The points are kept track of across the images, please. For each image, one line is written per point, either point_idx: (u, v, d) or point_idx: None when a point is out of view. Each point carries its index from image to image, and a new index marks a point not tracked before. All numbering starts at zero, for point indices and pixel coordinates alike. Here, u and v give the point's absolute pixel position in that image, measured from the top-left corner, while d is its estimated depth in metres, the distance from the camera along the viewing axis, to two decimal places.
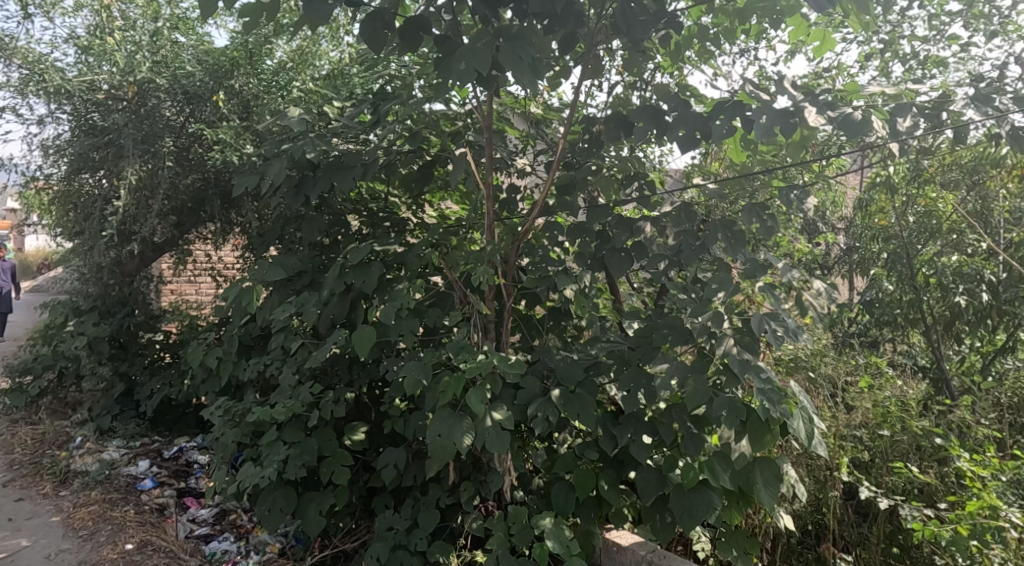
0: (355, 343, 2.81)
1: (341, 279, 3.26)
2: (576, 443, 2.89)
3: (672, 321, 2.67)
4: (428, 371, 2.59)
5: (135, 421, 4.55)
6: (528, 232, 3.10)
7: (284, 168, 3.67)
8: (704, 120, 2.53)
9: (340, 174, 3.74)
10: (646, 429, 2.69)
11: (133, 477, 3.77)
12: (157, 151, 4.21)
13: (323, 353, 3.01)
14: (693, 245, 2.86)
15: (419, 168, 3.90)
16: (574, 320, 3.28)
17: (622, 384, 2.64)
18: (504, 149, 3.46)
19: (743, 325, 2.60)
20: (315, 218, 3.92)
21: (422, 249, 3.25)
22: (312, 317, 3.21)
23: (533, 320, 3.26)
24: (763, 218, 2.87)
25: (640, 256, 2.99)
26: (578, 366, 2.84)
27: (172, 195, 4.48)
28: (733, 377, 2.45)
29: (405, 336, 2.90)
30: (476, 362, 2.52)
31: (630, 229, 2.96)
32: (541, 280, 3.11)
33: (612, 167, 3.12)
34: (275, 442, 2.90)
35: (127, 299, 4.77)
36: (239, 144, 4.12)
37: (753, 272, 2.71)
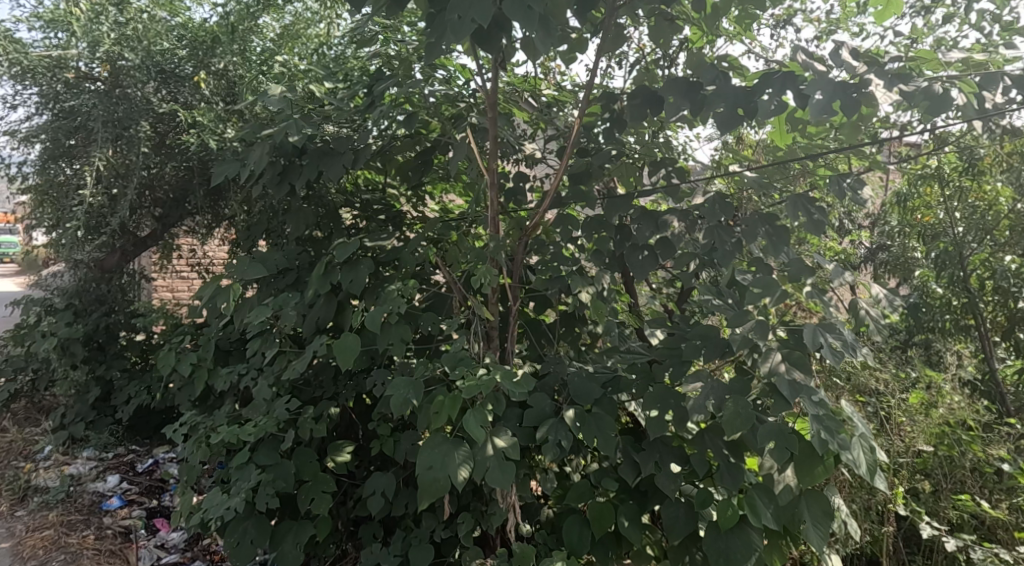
0: (338, 353, 2.44)
1: (326, 278, 2.89)
2: (591, 469, 2.52)
3: (705, 331, 2.29)
4: (419, 389, 2.21)
5: (110, 430, 4.20)
6: (537, 227, 2.69)
7: (266, 153, 3.29)
8: (748, 95, 2.12)
9: (328, 160, 3.37)
10: (674, 456, 2.32)
11: (100, 495, 3.42)
12: (132, 136, 3.86)
13: (303, 363, 2.64)
14: (727, 243, 2.52)
15: (416, 155, 3.52)
16: (588, 326, 2.89)
17: (647, 404, 2.27)
18: (511, 133, 3.09)
19: (791, 337, 2.21)
20: (301, 209, 3.54)
21: (417, 245, 2.87)
22: (291, 321, 2.84)
23: (543, 326, 2.87)
24: (810, 211, 2.47)
25: (666, 255, 2.62)
26: (595, 381, 2.46)
27: (149, 183, 4.14)
28: (781, 400, 2.06)
29: (396, 346, 2.53)
30: (475, 380, 2.14)
31: (654, 224, 2.58)
32: (553, 282, 2.69)
33: (633, 153, 2.74)
34: (246, 465, 2.53)
35: (105, 298, 4.36)
36: (219, 128, 3.77)
37: (799, 274, 2.32)
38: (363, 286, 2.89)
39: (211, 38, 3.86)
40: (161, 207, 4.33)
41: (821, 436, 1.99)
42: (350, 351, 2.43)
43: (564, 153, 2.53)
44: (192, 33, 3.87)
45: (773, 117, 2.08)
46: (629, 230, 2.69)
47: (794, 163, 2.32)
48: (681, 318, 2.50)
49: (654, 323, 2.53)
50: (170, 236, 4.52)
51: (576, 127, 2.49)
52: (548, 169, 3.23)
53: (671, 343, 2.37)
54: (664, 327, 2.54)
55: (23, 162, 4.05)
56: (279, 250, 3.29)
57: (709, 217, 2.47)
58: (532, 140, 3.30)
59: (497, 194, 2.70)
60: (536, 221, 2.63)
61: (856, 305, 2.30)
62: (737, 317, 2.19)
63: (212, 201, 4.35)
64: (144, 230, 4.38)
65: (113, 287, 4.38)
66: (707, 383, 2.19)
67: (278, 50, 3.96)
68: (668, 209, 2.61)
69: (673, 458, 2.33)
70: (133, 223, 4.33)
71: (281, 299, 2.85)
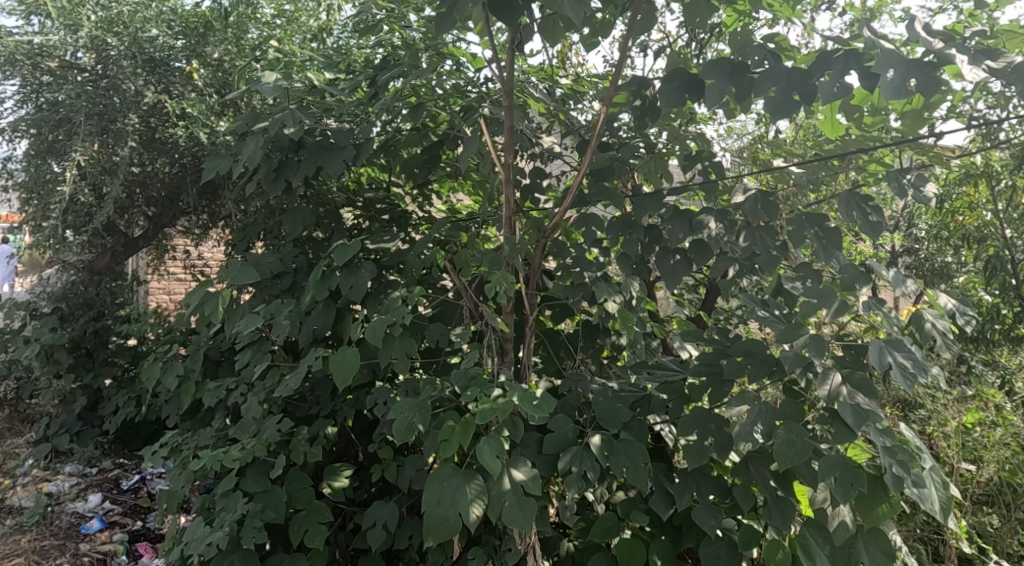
0: (335, 369, 2.16)
1: (323, 284, 2.62)
2: (617, 499, 2.25)
3: (748, 346, 2.03)
4: (425, 411, 1.94)
5: (96, 442, 3.96)
6: (556, 227, 2.41)
7: (260, 147, 3.03)
8: (804, 77, 1.83)
9: (327, 155, 3.11)
10: (713, 487, 2.05)
11: (78, 517, 3.19)
12: (120, 129, 3.61)
13: (297, 378, 2.38)
14: (771, 246, 2.24)
15: (423, 151, 3.26)
16: (611, 337, 2.64)
17: (684, 429, 2.00)
18: (527, 125, 2.82)
19: (851, 356, 1.93)
20: (299, 208, 3.27)
21: (424, 247, 2.61)
22: (285, 330, 2.57)
23: (562, 337, 2.60)
24: (866, 212, 2.20)
25: (702, 260, 2.33)
26: (623, 402, 2.20)
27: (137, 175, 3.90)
28: (844, 428, 1.79)
29: (400, 360, 2.26)
30: (491, 402, 1.87)
31: (688, 225, 2.31)
32: (574, 290, 2.37)
33: (664, 147, 2.47)
34: (233, 493, 2.27)
35: (93, 301, 4.09)
36: (211, 120, 3.49)
37: (854, 282, 2.05)
38: (364, 292, 2.63)
39: (203, 24, 3.61)
40: (156, 207, 4.05)
41: (895, 471, 1.72)
42: (348, 368, 2.16)
43: (589, 147, 2.27)
44: (182, 19, 3.61)
45: (838, 100, 1.78)
46: (661, 233, 2.42)
47: (855, 155, 2.04)
48: (720, 330, 2.23)
49: (689, 336, 2.25)
50: (164, 237, 4.27)
51: (603, 116, 2.22)
52: (567, 165, 2.96)
53: (709, 360, 2.11)
54: (700, 340, 2.27)
55: (9, 157, 3.76)
56: (274, 254, 3.03)
57: (751, 217, 2.21)
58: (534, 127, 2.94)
59: (514, 191, 2.41)
60: (556, 221, 2.37)
61: (921, 318, 2.03)
62: (786, 331, 1.93)
63: (208, 200, 4.08)
64: (137, 229, 4.14)
65: (101, 290, 4.09)
66: (755, 406, 1.92)
67: (275, 34, 3.64)
68: (703, 208, 2.34)
69: (713, 489, 2.06)
70: (125, 223, 4.08)
71: (273, 307, 2.58)
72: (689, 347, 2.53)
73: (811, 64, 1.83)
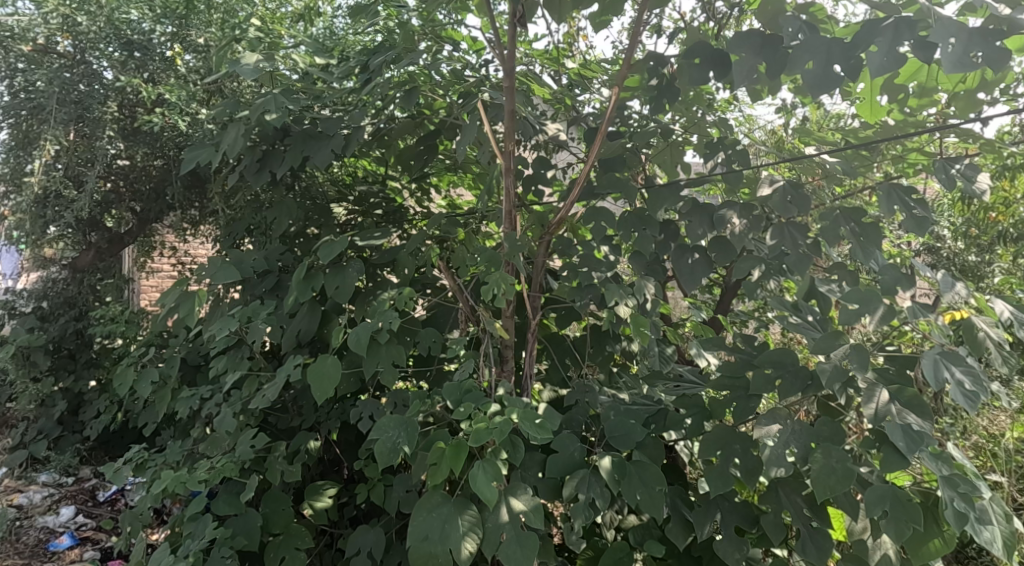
0: (314, 381, 1.94)
1: (306, 285, 2.39)
2: (629, 525, 2.03)
3: (779, 357, 1.80)
4: (412, 431, 1.71)
5: (75, 449, 3.74)
6: (561, 223, 2.17)
7: (242, 135, 2.80)
8: (847, 48, 1.59)
9: (314, 144, 2.88)
10: (737, 514, 1.82)
11: (48, 532, 3.00)
12: (98, 117, 3.40)
13: (275, 389, 2.15)
14: (801, 245, 2.02)
15: (419, 140, 3.02)
16: (620, 344, 2.40)
17: (704, 450, 1.77)
18: (530, 111, 2.59)
19: (898, 370, 1.69)
20: (284, 201, 3.03)
21: (416, 245, 2.39)
22: (263, 335, 2.34)
23: (567, 343, 2.38)
24: (910, 206, 1.95)
25: (723, 259, 2.10)
26: (635, 417, 1.97)
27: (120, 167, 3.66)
28: (894, 454, 1.55)
29: (387, 370, 2.03)
30: (486, 422, 1.64)
31: (709, 221, 2.10)
32: (581, 292, 2.13)
33: (681, 134, 2.23)
34: (202, 516, 2.05)
35: (76, 301, 3.86)
36: (191, 107, 3.25)
37: (896, 285, 1.82)
38: (351, 293, 2.41)
39: (185, 6, 3.39)
40: (139, 201, 3.79)
41: (957, 506, 1.49)
42: (328, 380, 1.93)
43: (598, 133, 2.03)
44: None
45: (888, 74, 1.53)
46: (678, 229, 2.18)
47: (901, 140, 1.80)
48: (744, 338, 1.99)
49: (710, 344, 2.02)
50: (151, 233, 4.01)
51: (616, 96, 1.98)
52: (573, 156, 2.73)
53: (733, 372, 1.88)
54: (722, 349, 2.03)
55: None
56: (257, 251, 2.79)
57: (780, 212, 1.98)
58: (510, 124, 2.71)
59: (515, 183, 2.17)
60: (561, 216, 2.13)
61: (974, 326, 1.79)
62: (824, 341, 1.69)
63: (196, 195, 3.80)
64: (127, 225, 3.83)
65: (84, 289, 3.86)
66: (787, 426, 1.68)
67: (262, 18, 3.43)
68: (726, 202, 2.11)
69: (738, 517, 1.83)
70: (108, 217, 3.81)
71: (250, 309, 2.36)
72: (708, 355, 2.30)
73: (854, 36, 1.59)
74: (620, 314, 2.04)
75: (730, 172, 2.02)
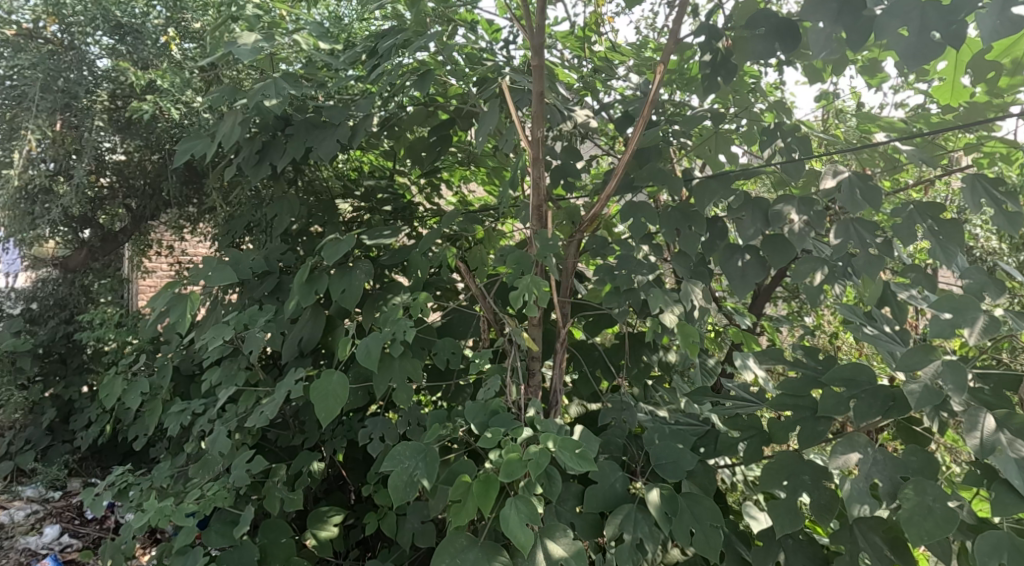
0: (317, 400, 1.69)
1: (309, 288, 2.15)
2: (674, 560, 1.79)
3: (851, 374, 1.56)
4: (431, 459, 1.48)
5: (64, 460, 3.51)
6: (596, 218, 1.93)
7: (239, 123, 2.56)
8: (948, 12, 1.34)
9: (318, 134, 2.63)
10: (803, 553, 1.59)
11: (31, 554, 2.77)
12: (87, 107, 3.19)
13: (274, 406, 1.92)
14: (870, 244, 1.77)
15: (431, 130, 2.78)
16: (657, 354, 2.16)
17: (767, 482, 1.54)
18: (557, 96, 2.34)
19: (998, 392, 1.45)
20: (286, 196, 2.79)
21: (430, 244, 2.16)
22: (261, 344, 2.10)
23: (599, 353, 2.14)
24: (998, 199, 1.69)
25: (779, 261, 1.85)
26: (683, 441, 1.74)
27: (112, 162, 3.43)
28: (1006, 493, 1.32)
29: (401, 387, 1.78)
30: (518, 451, 1.41)
31: (763, 217, 1.86)
32: (619, 297, 1.87)
33: (730, 121, 1.98)
34: (192, 550, 1.82)
35: (67, 302, 3.64)
36: (185, 94, 2.99)
37: (984, 290, 1.57)
38: (358, 297, 2.17)
39: None
40: (134, 197, 3.56)
41: None
42: (334, 399, 1.69)
43: (640, 119, 1.82)
44: None
45: (1000, 40, 1.28)
46: (726, 226, 1.94)
47: (985, 122, 1.56)
48: (807, 350, 1.74)
49: (767, 358, 1.77)
50: (152, 229, 3.72)
51: (661, 77, 1.80)
52: (602, 147, 2.49)
53: (797, 391, 1.64)
54: (780, 362, 1.79)
55: None
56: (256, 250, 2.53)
57: (847, 207, 1.74)
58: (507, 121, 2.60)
59: (544, 175, 1.93)
60: (595, 213, 1.90)
61: None
62: (911, 357, 1.45)
63: (193, 190, 3.56)
64: (121, 223, 3.62)
65: (76, 290, 3.64)
66: (868, 455, 1.44)
67: None
68: (782, 196, 1.87)
69: (804, 558, 1.59)
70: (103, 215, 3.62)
71: (247, 315, 2.12)
72: (754, 366, 2.06)
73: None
74: (665, 322, 1.79)
75: (789, 161, 1.78)
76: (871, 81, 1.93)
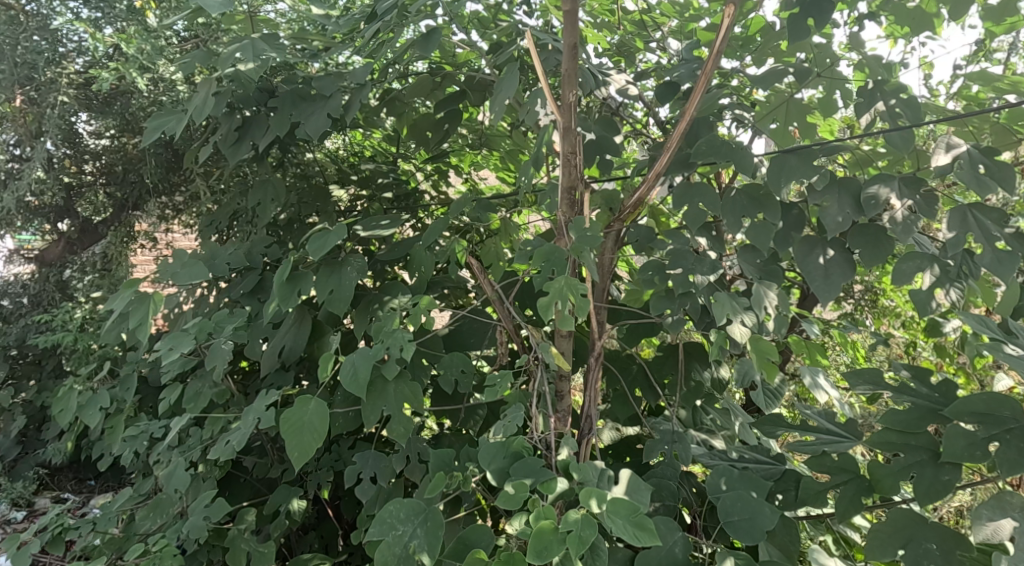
0: (291, 435, 1.33)
1: (291, 288, 1.75)
2: None
3: (988, 408, 1.18)
4: (436, 524, 1.12)
5: (33, 474, 3.14)
6: (642, 203, 1.54)
7: (213, 94, 2.17)
8: None
9: (306, 107, 2.24)
10: None
11: None
12: (49, 80, 2.81)
13: (242, 435, 1.56)
14: (999, 237, 1.38)
15: (438, 105, 2.40)
16: (708, 370, 1.79)
17: (879, 552, 1.16)
18: (589, 60, 1.94)
19: None
20: (270, 180, 2.40)
21: (436, 235, 1.78)
22: (229, 357, 1.74)
23: (641, 368, 1.78)
24: None
25: (875, 257, 1.47)
26: (757, 487, 1.37)
27: (96, 148, 3.08)
28: None
29: (395, 417, 1.40)
30: (551, 517, 1.05)
31: (853, 202, 1.48)
32: (671, 302, 1.49)
33: (810, 84, 1.59)
34: None
35: (41, 299, 3.18)
36: (157, 65, 2.62)
37: None
38: (349, 300, 1.80)
39: None
40: (112, 184, 3.16)
41: None
42: (312, 434, 1.32)
43: (699, 84, 1.44)
44: None
45: None
46: (804, 214, 1.56)
47: None
48: (915, 373, 1.35)
49: (862, 382, 1.38)
50: (134, 216, 3.16)
51: (729, 30, 1.41)
52: (639, 123, 2.09)
53: (907, 427, 1.26)
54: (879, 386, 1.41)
55: None
56: (233, 244, 2.16)
57: (970, 190, 1.35)
58: (526, 94, 2.22)
59: (578, 149, 1.54)
60: (640, 198, 1.53)
61: None
62: None
63: (179, 177, 3.15)
64: (102, 214, 3.23)
65: (49, 285, 3.18)
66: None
67: None
68: (877, 174, 1.48)
69: None
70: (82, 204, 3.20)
71: (212, 322, 1.76)
72: (826, 386, 1.74)
73: None
74: (733, 337, 1.40)
75: (895, 130, 1.38)
76: (990, 30, 1.53)
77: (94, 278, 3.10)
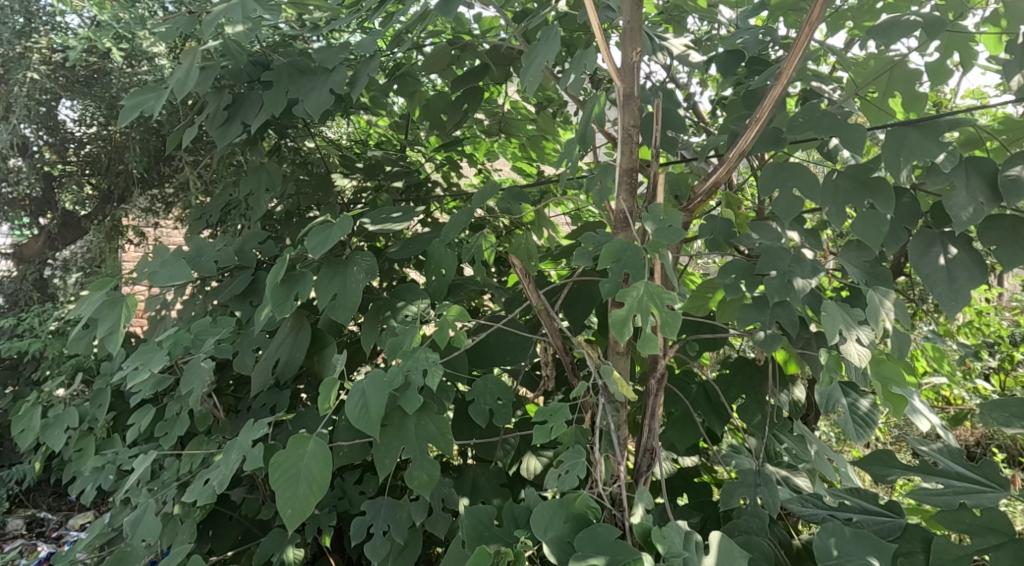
0: (283, 487, 1.04)
1: (286, 292, 1.45)
2: None
3: None
4: None
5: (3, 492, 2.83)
6: (717, 188, 1.24)
7: (199, 64, 1.84)
8: None
9: (306, 82, 1.92)
10: None
11: None
12: (19, 56, 2.50)
13: (224, 474, 1.27)
14: None
15: (454, 82, 2.07)
16: (786, 392, 1.50)
17: None
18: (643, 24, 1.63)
19: None
20: (263, 166, 2.09)
21: (460, 228, 1.48)
22: (209, 376, 1.44)
23: (708, 387, 1.49)
24: None
25: (1014, 258, 1.18)
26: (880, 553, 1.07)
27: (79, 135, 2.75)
28: None
29: (416, 459, 1.12)
30: None
31: (988, 187, 1.18)
32: (757, 313, 1.20)
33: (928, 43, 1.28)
34: None
35: (16, 299, 2.89)
36: (139, 37, 2.31)
37: None
38: (355, 308, 1.50)
39: None
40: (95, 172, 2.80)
41: None
42: (309, 486, 1.03)
43: (800, 38, 1.14)
44: None
45: None
46: (919, 202, 1.27)
47: None
48: None
49: (1013, 419, 1.07)
50: (118, 210, 2.79)
51: None
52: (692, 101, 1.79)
53: None
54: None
55: None
56: (221, 242, 1.86)
57: None
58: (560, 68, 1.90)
59: (641, 121, 1.23)
60: (715, 183, 1.25)
61: None
62: None
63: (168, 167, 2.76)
64: (85, 207, 2.87)
65: (26, 284, 2.89)
66: None
67: None
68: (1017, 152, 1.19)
69: None
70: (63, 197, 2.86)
71: (191, 333, 1.47)
72: (925, 411, 1.41)
73: None
74: (849, 358, 1.12)
75: None
76: None
77: (80, 277, 2.83)
